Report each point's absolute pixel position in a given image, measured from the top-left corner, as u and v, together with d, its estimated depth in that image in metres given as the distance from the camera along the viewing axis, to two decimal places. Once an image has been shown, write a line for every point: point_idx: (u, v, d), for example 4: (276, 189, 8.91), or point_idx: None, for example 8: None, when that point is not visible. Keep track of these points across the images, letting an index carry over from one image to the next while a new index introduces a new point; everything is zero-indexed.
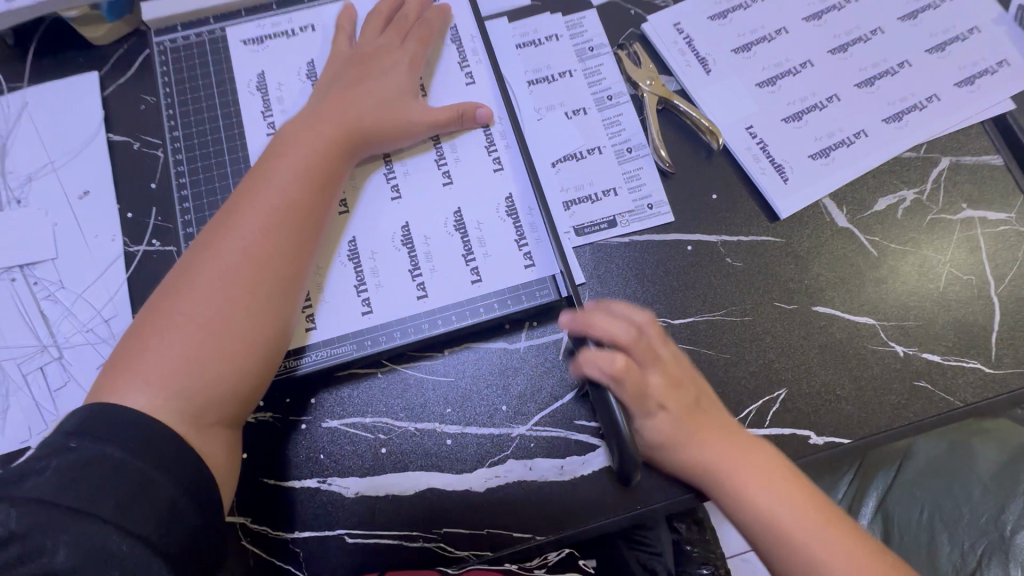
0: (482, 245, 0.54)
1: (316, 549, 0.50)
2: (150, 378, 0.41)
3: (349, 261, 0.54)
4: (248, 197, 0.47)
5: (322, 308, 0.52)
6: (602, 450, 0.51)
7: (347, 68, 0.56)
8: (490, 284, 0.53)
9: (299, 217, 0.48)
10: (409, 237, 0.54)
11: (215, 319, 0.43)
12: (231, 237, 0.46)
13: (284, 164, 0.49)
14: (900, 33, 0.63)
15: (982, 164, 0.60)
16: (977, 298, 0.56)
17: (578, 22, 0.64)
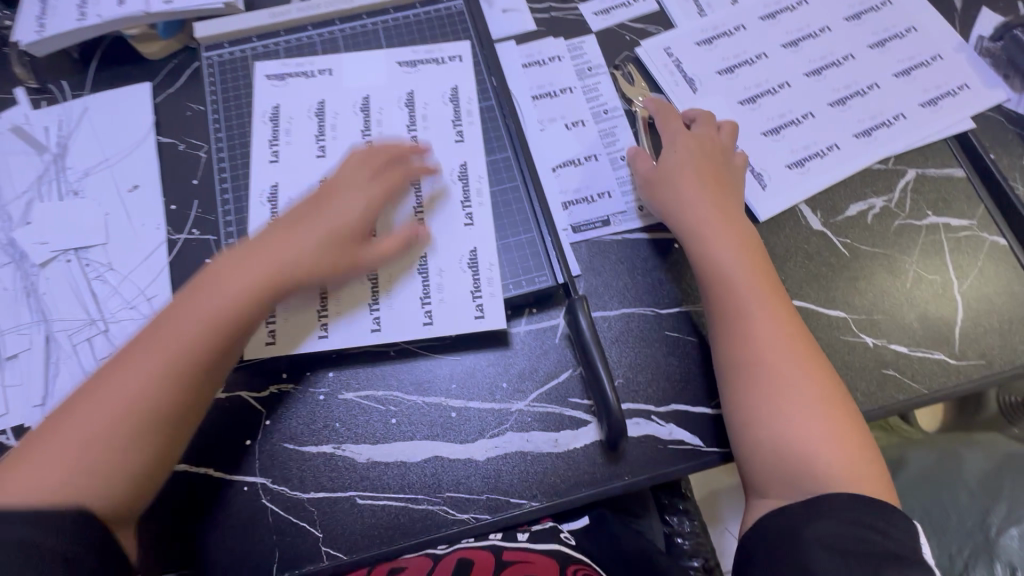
0: (491, 284, 0.57)
1: (328, 509, 0.54)
2: (43, 470, 0.44)
3: (366, 279, 0.58)
4: (180, 314, 0.50)
5: (336, 312, 0.57)
6: (594, 425, 0.56)
7: (307, 225, 0.55)
8: (493, 320, 0.56)
9: (216, 345, 0.50)
10: (424, 266, 0.58)
11: (110, 425, 0.46)
12: (147, 351, 0.49)
13: (221, 288, 0.51)
14: (870, 60, 0.70)
15: (945, 176, 0.66)
16: (941, 297, 0.61)
17: (577, 46, 0.71)
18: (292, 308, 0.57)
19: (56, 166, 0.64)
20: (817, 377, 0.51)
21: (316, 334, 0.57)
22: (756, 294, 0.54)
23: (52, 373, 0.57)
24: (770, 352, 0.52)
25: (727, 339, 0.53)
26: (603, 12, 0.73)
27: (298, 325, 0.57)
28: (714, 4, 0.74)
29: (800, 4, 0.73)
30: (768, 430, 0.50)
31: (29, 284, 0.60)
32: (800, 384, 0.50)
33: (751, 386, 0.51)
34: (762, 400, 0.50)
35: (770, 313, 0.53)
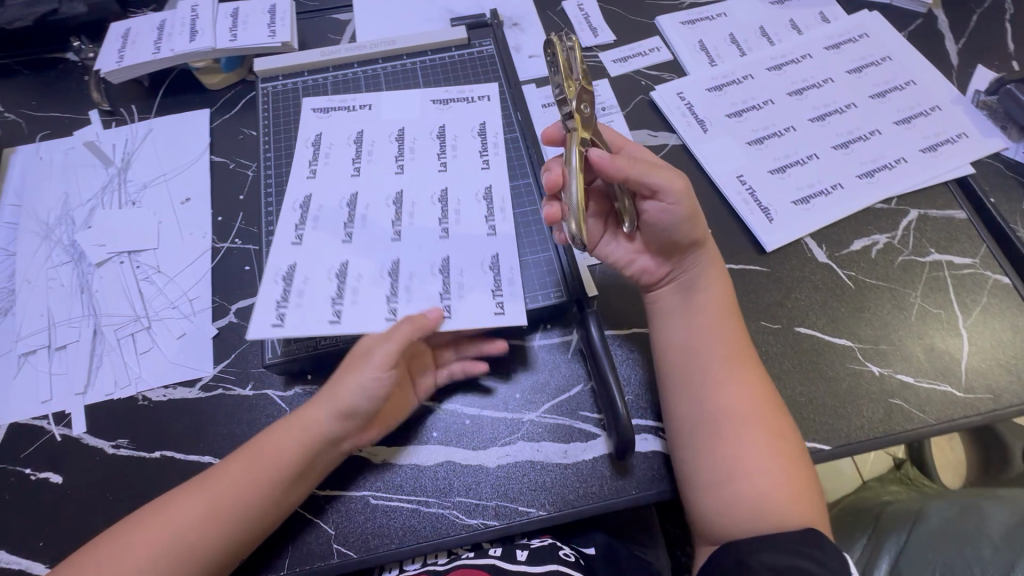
0: (513, 285, 0.59)
1: (341, 507, 0.55)
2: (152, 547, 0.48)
3: (386, 278, 0.60)
4: (263, 439, 0.54)
5: (350, 305, 0.58)
6: (602, 438, 0.57)
7: (355, 400, 0.53)
8: (514, 315, 0.57)
9: (290, 479, 0.52)
10: (447, 269, 0.60)
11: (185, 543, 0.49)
12: (258, 461, 0.52)
13: (294, 428, 0.53)
14: (871, 108, 0.75)
15: (947, 217, 0.69)
16: (946, 330, 0.63)
17: (593, 89, 0.78)
18: (304, 296, 0.58)
19: (119, 178, 0.71)
20: (770, 417, 0.52)
21: (328, 319, 0.57)
22: (715, 334, 0.56)
23: (96, 364, 0.61)
24: (726, 392, 0.53)
25: (685, 378, 0.54)
26: (620, 60, 0.80)
27: (308, 312, 0.57)
28: (723, 56, 0.80)
29: (804, 58, 0.79)
30: (720, 468, 0.50)
31: (84, 282, 0.65)
32: (755, 423, 0.51)
33: (705, 432, 0.52)
34: (718, 438, 0.51)
35: (730, 354, 0.55)
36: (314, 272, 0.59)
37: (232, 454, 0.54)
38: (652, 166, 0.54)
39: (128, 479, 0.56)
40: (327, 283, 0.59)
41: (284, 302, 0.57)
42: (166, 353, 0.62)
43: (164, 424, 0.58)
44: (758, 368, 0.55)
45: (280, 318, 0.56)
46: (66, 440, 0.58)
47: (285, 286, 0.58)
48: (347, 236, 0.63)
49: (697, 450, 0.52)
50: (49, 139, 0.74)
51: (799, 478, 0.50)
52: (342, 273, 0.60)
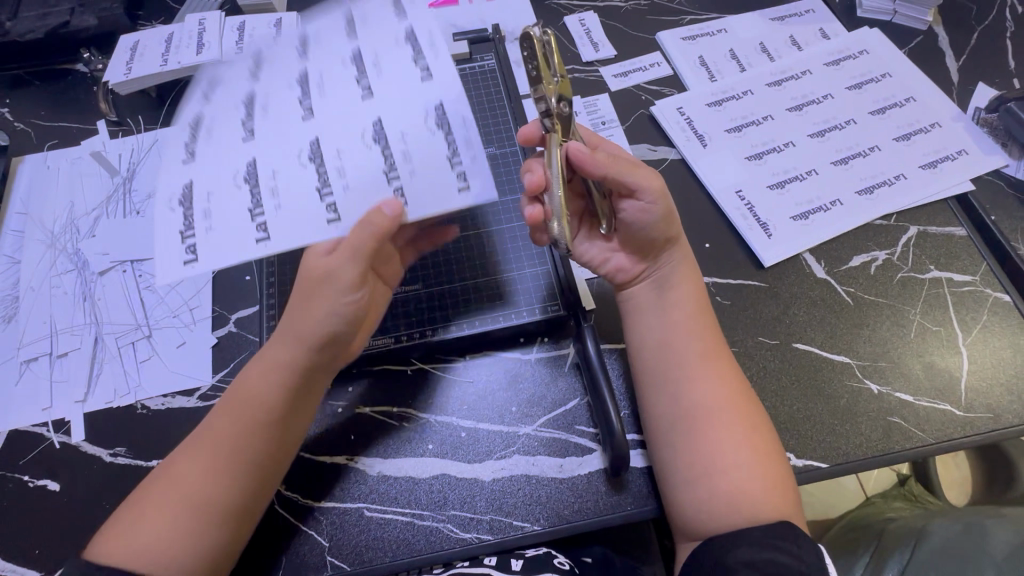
0: (470, 148, 0.50)
1: (336, 519, 0.55)
2: (156, 526, 0.47)
3: (309, 162, 0.50)
4: (240, 386, 0.53)
5: (273, 213, 0.49)
6: (598, 453, 0.57)
7: (331, 327, 0.52)
8: (482, 191, 0.49)
9: (275, 420, 0.52)
10: (382, 131, 0.50)
11: (201, 503, 0.49)
12: (235, 415, 0.52)
13: (270, 368, 0.53)
14: (871, 124, 0.75)
15: (946, 234, 0.69)
16: (946, 347, 0.62)
17: (593, 103, 0.78)
18: (211, 217, 0.49)
19: (123, 187, 0.72)
20: (745, 412, 0.52)
21: (254, 237, 0.48)
22: (692, 330, 0.56)
23: (96, 371, 0.62)
24: (701, 386, 0.53)
25: (662, 372, 0.54)
26: (620, 74, 0.81)
27: (221, 238, 0.48)
28: (723, 71, 0.81)
29: (804, 74, 0.80)
30: (697, 464, 0.50)
31: (87, 290, 0.65)
32: (730, 417, 0.51)
33: (681, 427, 0.52)
34: (695, 434, 0.51)
35: (706, 349, 0.55)
36: (220, 179, 0.50)
37: (213, 411, 0.53)
38: (633, 169, 0.54)
39: (125, 488, 0.56)
40: (239, 191, 0.49)
41: (189, 229, 0.49)
42: (166, 361, 0.62)
43: (162, 433, 0.59)
44: (733, 364, 0.55)
45: (191, 253, 0.48)
46: (65, 447, 0.58)
47: (186, 213, 0.49)
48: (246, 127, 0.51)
49: (675, 446, 0.52)
50: (57, 148, 0.75)
51: (774, 472, 0.50)
52: (252, 172, 0.50)
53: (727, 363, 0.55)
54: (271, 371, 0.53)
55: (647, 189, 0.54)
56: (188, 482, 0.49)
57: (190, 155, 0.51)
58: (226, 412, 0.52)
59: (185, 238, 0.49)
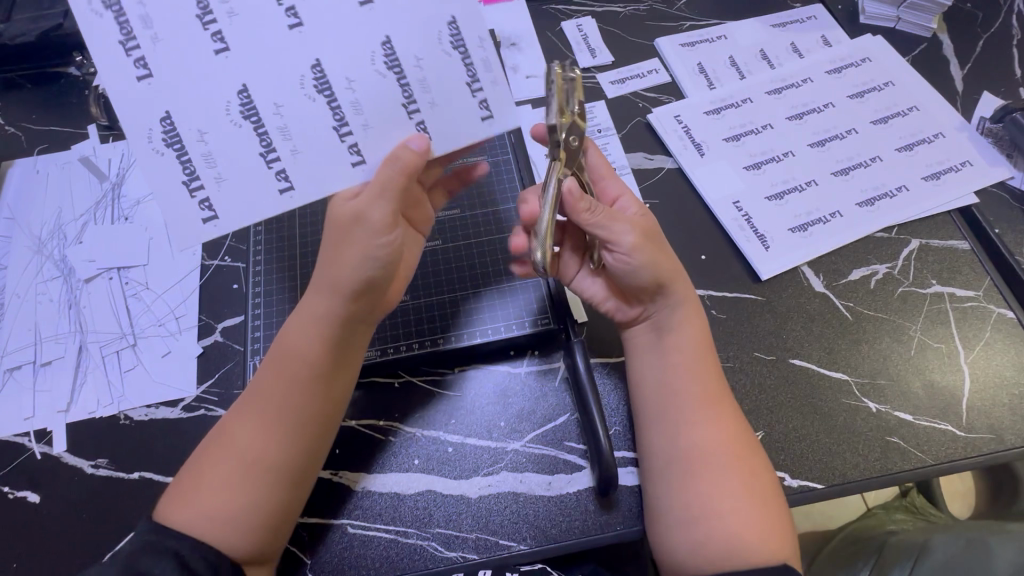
0: (488, 71, 0.51)
1: (318, 535, 0.54)
2: (217, 491, 0.48)
3: (318, 96, 0.49)
4: (283, 342, 0.53)
5: (289, 156, 0.49)
6: (587, 470, 0.56)
7: (368, 273, 0.50)
8: (501, 121, 0.52)
9: (318, 376, 0.52)
10: (393, 55, 0.49)
11: (256, 461, 0.49)
12: (278, 376, 0.51)
13: (312, 320, 0.52)
14: (872, 134, 0.73)
15: (949, 248, 0.67)
16: (947, 365, 0.61)
17: (589, 110, 0.77)
18: (218, 160, 0.49)
19: (113, 193, 0.71)
20: (744, 453, 0.51)
21: (277, 186, 0.50)
22: (693, 369, 0.54)
23: (80, 381, 0.61)
24: (699, 426, 0.52)
25: (660, 410, 0.53)
26: (617, 81, 0.80)
27: (235, 189, 0.50)
28: (722, 79, 0.79)
29: (804, 82, 0.78)
30: (694, 508, 0.49)
31: (73, 297, 0.65)
32: (728, 459, 0.50)
33: (677, 467, 0.51)
34: (693, 474, 0.50)
35: (706, 387, 0.53)
36: (211, 115, 0.48)
37: (260, 369, 0.53)
38: (635, 228, 0.53)
39: (105, 501, 0.55)
40: (238, 129, 0.49)
41: (194, 174, 0.49)
42: (151, 371, 0.61)
43: (144, 444, 0.58)
44: (732, 401, 0.54)
45: (207, 208, 0.50)
46: (46, 458, 0.57)
47: (181, 154, 0.48)
48: (218, 43, 0.47)
49: (668, 483, 0.50)
50: (48, 152, 0.74)
51: (772, 515, 0.49)
52: (247, 102, 0.48)
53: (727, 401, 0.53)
54: (309, 329, 0.52)
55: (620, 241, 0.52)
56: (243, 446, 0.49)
57: (150, 76, 0.47)
58: (269, 374, 0.52)
59: (192, 185, 0.49)
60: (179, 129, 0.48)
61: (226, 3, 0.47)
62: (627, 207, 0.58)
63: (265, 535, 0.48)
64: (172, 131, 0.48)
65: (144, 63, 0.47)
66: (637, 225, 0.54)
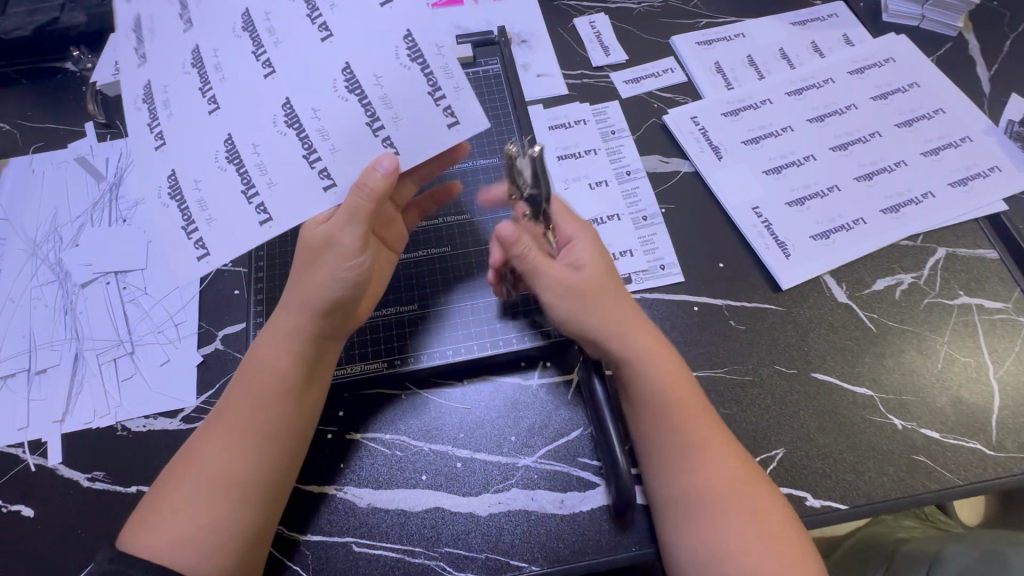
0: (448, 76, 0.48)
1: (322, 554, 0.52)
2: (178, 517, 0.45)
3: (288, 130, 0.49)
4: (252, 357, 0.51)
5: (267, 189, 0.50)
6: (602, 488, 0.54)
7: (337, 291, 0.50)
8: (468, 126, 0.48)
9: (287, 392, 0.50)
10: (353, 80, 0.49)
11: (221, 479, 0.47)
12: (244, 394, 0.49)
13: (280, 336, 0.50)
14: (896, 138, 0.71)
15: (977, 257, 0.64)
16: (976, 380, 0.58)
17: (602, 110, 0.75)
18: (209, 204, 0.50)
19: (110, 194, 0.68)
20: (754, 489, 0.48)
21: (257, 220, 0.49)
22: (680, 412, 0.50)
23: (75, 390, 0.59)
24: (698, 463, 0.48)
25: (657, 450, 0.50)
26: (632, 81, 0.77)
27: (224, 226, 0.50)
28: (741, 79, 0.77)
29: (826, 83, 0.75)
30: (709, 554, 0.46)
31: (69, 302, 0.63)
32: (738, 498, 0.47)
33: (682, 509, 0.48)
34: (697, 524, 0.47)
35: (699, 423, 0.50)
36: (204, 163, 0.51)
37: (229, 385, 0.52)
38: (578, 296, 0.52)
39: (102, 516, 0.53)
40: (224, 173, 0.50)
41: (190, 219, 0.51)
42: (148, 380, 0.59)
43: (143, 457, 0.56)
44: (729, 440, 0.50)
45: (201, 246, 0.50)
46: (40, 470, 0.55)
47: (180, 204, 0.51)
48: (211, 104, 0.51)
49: (680, 527, 0.48)
50: (43, 151, 0.72)
51: (792, 555, 0.45)
52: (232, 148, 0.50)
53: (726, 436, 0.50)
54: (277, 344, 0.50)
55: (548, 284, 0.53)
56: (205, 468, 0.47)
57: (162, 143, 0.52)
58: (235, 392, 0.50)
59: (189, 229, 0.51)
60: (180, 181, 0.51)
61: (219, 70, 0.51)
62: (590, 254, 0.54)
63: (229, 564, 0.45)
64: (174, 184, 0.51)
65: (159, 134, 0.52)
66: (585, 292, 0.52)
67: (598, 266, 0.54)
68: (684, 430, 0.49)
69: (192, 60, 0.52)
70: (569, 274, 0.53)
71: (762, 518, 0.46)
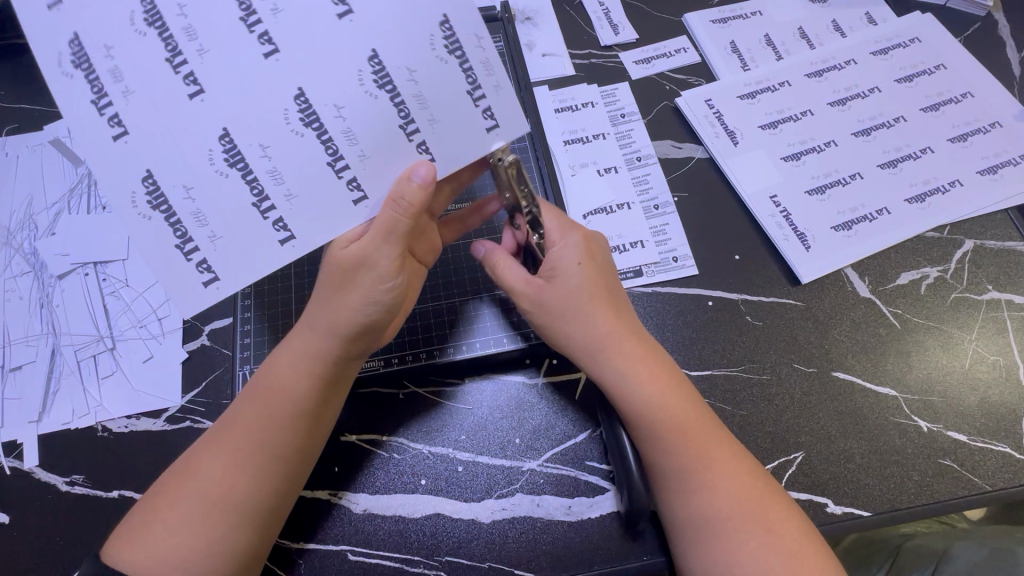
0: (489, 73, 0.44)
1: (316, 563, 0.49)
2: (171, 534, 0.42)
3: (307, 129, 0.42)
4: (266, 374, 0.47)
5: (285, 202, 0.43)
6: (611, 494, 0.51)
7: (367, 315, 0.46)
8: (511, 131, 0.46)
9: (301, 415, 0.46)
10: (382, 72, 0.43)
11: (222, 501, 0.43)
12: (256, 412, 0.46)
13: (299, 353, 0.47)
14: (923, 123, 0.67)
15: (1006, 250, 0.61)
16: (1005, 380, 0.55)
17: (611, 93, 0.71)
18: (210, 217, 0.43)
19: (88, 179, 0.64)
20: (785, 527, 0.44)
21: (276, 238, 0.44)
22: (676, 430, 0.46)
23: (53, 389, 0.56)
24: (724, 495, 0.45)
25: (675, 478, 0.46)
26: (642, 61, 0.73)
27: (233, 245, 0.43)
28: (758, 60, 0.72)
29: (848, 64, 0.71)
30: None
31: (45, 295, 0.59)
32: (765, 532, 0.44)
33: (705, 541, 0.44)
34: (720, 556, 0.43)
35: (725, 455, 0.46)
36: (192, 162, 0.42)
37: (237, 400, 0.48)
38: (552, 310, 0.50)
39: (81, 523, 0.50)
40: (225, 178, 0.42)
41: (185, 236, 0.43)
42: (131, 378, 0.56)
43: (124, 459, 0.53)
44: (737, 454, 0.47)
45: (205, 268, 0.43)
46: (15, 473, 0.52)
47: (169, 216, 0.42)
48: (190, 85, 0.41)
49: (703, 560, 0.44)
50: (17, 133, 0.67)
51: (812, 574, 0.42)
52: (231, 148, 0.42)
53: (756, 470, 0.47)
54: (296, 361, 0.47)
55: (506, 282, 0.52)
56: (205, 486, 0.44)
57: (124, 132, 0.41)
58: (246, 407, 0.46)
59: (186, 249, 0.43)
60: (162, 187, 0.42)
61: (193, 39, 0.41)
62: (573, 258, 0.50)
63: None
64: (156, 190, 0.42)
65: (116, 119, 0.41)
66: (562, 305, 0.49)
67: (581, 274, 0.50)
68: (710, 461, 0.46)
69: (145, 16, 0.40)
70: (545, 286, 0.50)
71: (794, 557, 0.43)
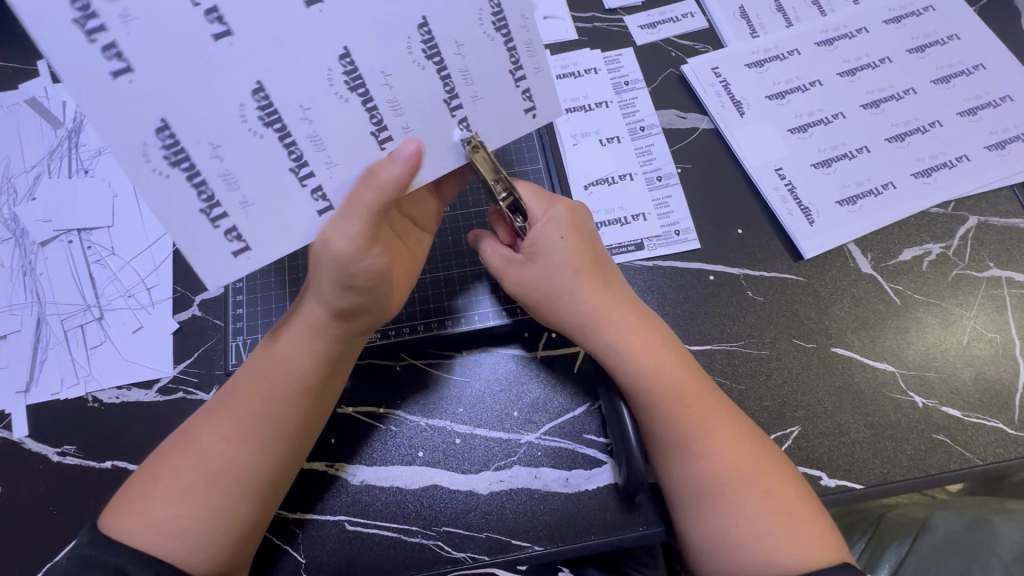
0: (532, 53, 0.44)
1: (314, 533, 0.49)
2: (169, 505, 0.42)
3: (352, 94, 0.40)
4: (267, 345, 0.46)
5: (324, 169, 0.40)
6: (609, 466, 0.51)
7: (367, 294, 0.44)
8: (546, 115, 0.46)
9: (305, 391, 0.45)
10: (431, 40, 0.41)
11: (224, 474, 0.43)
12: (258, 386, 0.45)
13: (303, 328, 0.46)
14: (933, 95, 0.65)
15: (1010, 227, 0.61)
16: (1000, 357, 0.55)
17: (615, 59, 0.68)
18: (239, 182, 0.39)
19: (68, 142, 0.61)
20: (789, 498, 0.44)
21: (314, 208, 0.41)
22: (676, 403, 0.46)
23: (39, 359, 0.54)
24: (723, 465, 0.45)
25: (675, 446, 0.46)
26: (648, 26, 0.70)
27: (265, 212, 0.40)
28: (768, 26, 0.70)
29: (859, 33, 0.69)
30: (738, 556, 0.43)
31: (28, 263, 0.57)
32: (768, 501, 0.44)
33: (705, 508, 0.44)
34: (720, 524, 0.44)
35: (731, 429, 0.46)
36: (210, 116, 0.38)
37: (238, 371, 0.47)
38: (538, 287, 0.49)
39: (75, 492, 0.50)
40: (260, 139, 0.39)
41: (212, 198, 0.38)
42: (120, 348, 0.55)
43: (117, 430, 0.52)
44: (737, 422, 0.47)
45: (235, 237, 0.39)
46: (4, 443, 0.51)
47: (192, 174, 0.37)
48: (215, 23, 0.36)
49: (701, 527, 0.44)
50: None
51: (811, 539, 0.43)
52: (266, 103, 0.38)
53: (765, 445, 0.47)
54: (298, 337, 0.45)
55: (490, 257, 0.52)
56: (204, 460, 0.43)
57: (128, 68, 0.35)
58: (248, 381, 0.45)
59: (211, 213, 0.38)
60: (181, 140, 0.37)
61: None
62: (557, 232, 0.49)
63: (217, 557, 0.42)
64: (174, 144, 0.37)
65: (115, 50, 0.34)
66: (548, 285, 0.49)
67: (567, 249, 0.49)
68: (712, 435, 0.45)
69: None
70: (528, 264, 0.50)
71: (796, 527, 0.43)
